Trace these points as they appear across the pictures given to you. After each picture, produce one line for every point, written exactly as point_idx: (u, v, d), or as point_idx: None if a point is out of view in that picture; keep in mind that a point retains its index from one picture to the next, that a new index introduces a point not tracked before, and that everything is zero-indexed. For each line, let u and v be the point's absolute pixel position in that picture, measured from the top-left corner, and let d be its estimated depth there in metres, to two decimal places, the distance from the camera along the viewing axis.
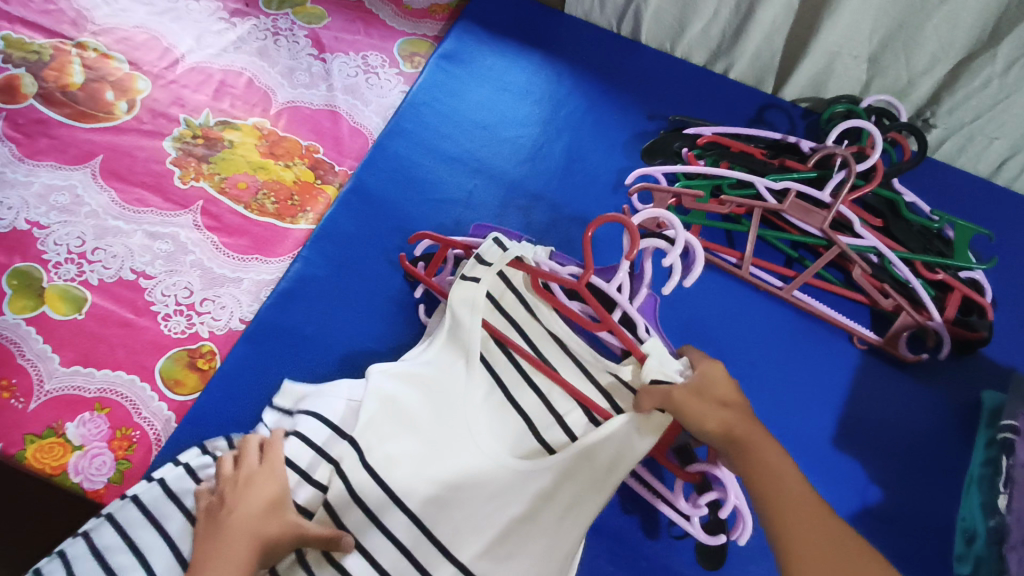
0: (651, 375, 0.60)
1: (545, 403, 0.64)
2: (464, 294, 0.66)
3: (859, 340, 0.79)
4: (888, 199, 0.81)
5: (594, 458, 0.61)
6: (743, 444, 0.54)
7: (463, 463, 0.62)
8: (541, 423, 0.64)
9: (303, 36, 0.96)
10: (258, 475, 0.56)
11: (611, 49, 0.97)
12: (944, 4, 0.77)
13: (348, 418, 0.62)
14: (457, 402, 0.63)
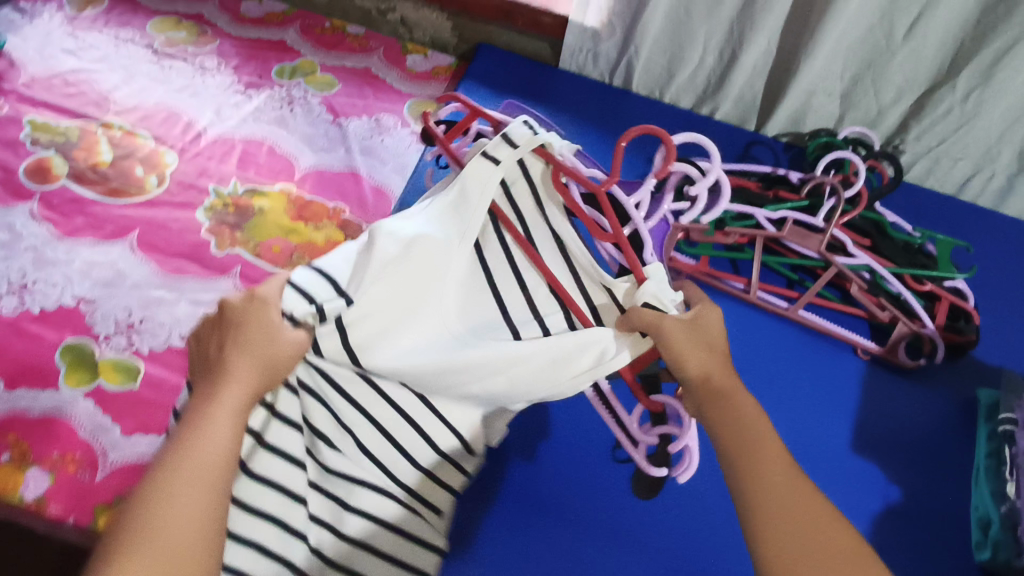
0: (646, 297, 0.64)
1: (523, 291, 0.69)
2: (483, 169, 0.68)
3: (863, 352, 0.86)
4: (874, 220, 0.89)
5: (560, 354, 0.64)
6: (719, 394, 0.60)
7: (431, 336, 0.64)
8: (512, 300, 0.68)
9: (317, 103, 1.01)
10: (253, 328, 0.58)
11: (605, 99, 1.04)
12: (906, 43, 0.86)
13: (354, 280, 0.62)
14: (443, 271, 0.65)
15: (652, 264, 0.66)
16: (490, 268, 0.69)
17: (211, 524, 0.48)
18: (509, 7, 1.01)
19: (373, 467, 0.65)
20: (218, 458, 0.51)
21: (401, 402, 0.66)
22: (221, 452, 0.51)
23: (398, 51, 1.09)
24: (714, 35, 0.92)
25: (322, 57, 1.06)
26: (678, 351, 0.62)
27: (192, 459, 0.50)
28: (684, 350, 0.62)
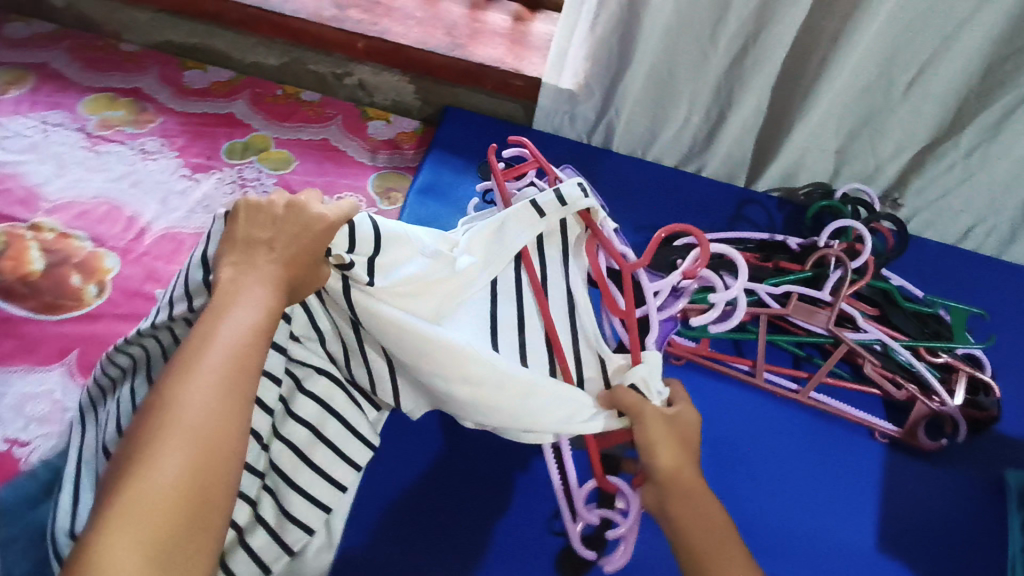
0: (633, 380, 0.61)
1: (521, 334, 0.64)
2: (527, 220, 0.65)
3: (881, 434, 0.80)
4: (883, 288, 0.83)
5: (535, 394, 0.59)
6: (686, 488, 0.55)
7: (417, 308, 0.60)
8: (503, 328, 0.64)
9: (273, 185, 0.92)
10: (291, 227, 0.53)
11: (585, 160, 0.96)
12: (906, 100, 0.80)
13: (390, 240, 0.59)
14: (451, 298, 0.63)
15: (652, 352, 0.63)
16: (494, 301, 0.65)
17: (240, 411, 0.43)
18: (478, 71, 0.91)
19: (332, 392, 0.66)
20: (250, 347, 0.46)
21: (375, 370, 0.64)
22: (254, 338, 0.46)
23: (357, 118, 1.01)
24: (700, 95, 0.85)
25: (275, 130, 0.98)
26: (650, 443, 0.57)
27: (223, 341, 0.45)
28: (658, 440, 0.57)
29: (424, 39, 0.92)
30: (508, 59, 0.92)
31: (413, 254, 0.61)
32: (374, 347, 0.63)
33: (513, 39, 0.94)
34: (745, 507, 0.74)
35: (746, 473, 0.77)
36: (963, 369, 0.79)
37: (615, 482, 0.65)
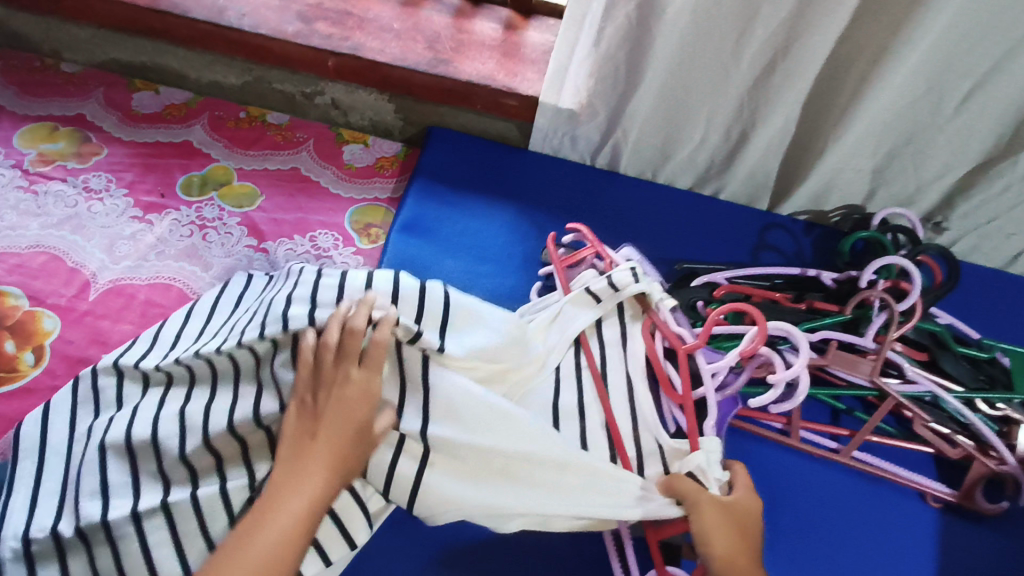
0: (690, 468, 0.58)
1: (582, 422, 0.62)
2: (583, 305, 0.66)
3: (934, 498, 0.70)
4: (932, 332, 0.74)
5: (600, 482, 0.57)
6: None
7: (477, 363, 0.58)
8: (566, 416, 0.62)
9: (236, 225, 0.82)
10: (358, 388, 0.54)
11: (589, 185, 0.85)
12: (957, 117, 0.70)
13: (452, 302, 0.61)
14: (517, 387, 0.62)
15: (712, 439, 0.59)
16: (557, 386, 0.64)
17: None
18: (465, 89, 0.81)
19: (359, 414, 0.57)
20: (299, 526, 0.50)
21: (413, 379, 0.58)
22: (305, 519, 0.50)
23: (332, 142, 0.90)
24: (720, 113, 0.75)
25: (238, 159, 0.86)
26: (707, 532, 0.53)
27: (271, 527, 0.49)
28: (715, 527, 0.53)
29: (403, 56, 0.81)
30: (499, 75, 0.81)
31: (480, 324, 0.61)
32: (414, 416, 0.57)
33: (504, 52, 0.83)
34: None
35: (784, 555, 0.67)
36: None
37: (680, 571, 0.57)
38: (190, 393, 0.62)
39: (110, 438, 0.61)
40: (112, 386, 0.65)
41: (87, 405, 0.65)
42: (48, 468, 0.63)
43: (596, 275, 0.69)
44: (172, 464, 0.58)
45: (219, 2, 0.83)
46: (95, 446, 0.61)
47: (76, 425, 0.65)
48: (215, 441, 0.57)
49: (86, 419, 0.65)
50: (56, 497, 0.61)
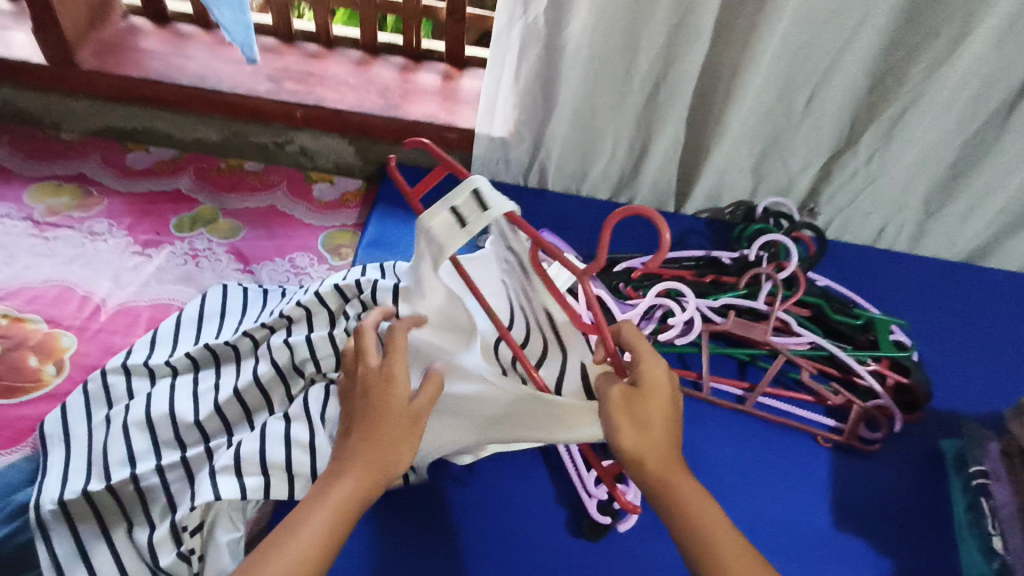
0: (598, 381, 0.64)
1: None
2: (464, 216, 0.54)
3: (824, 439, 0.84)
4: (815, 304, 0.88)
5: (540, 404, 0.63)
6: (661, 476, 0.58)
7: None
8: None
9: (224, 253, 0.95)
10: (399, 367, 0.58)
11: (523, 201, 1.01)
12: (806, 119, 0.87)
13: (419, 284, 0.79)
14: None
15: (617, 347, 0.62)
16: None
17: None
18: (413, 127, 0.97)
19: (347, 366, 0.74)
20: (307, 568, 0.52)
21: None
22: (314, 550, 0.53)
23: (302, 182, 1.05)
24: (622, 130, 0.93)
25: (221, 201, 1.01)
26: (630, 438, 0.58)
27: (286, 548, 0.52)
28: (621, 422, 0.58)
29: (359, 104, 0.97)
30: (441, 115, 0.97)
31: None
32: None
33: (443, 97, 1.00)
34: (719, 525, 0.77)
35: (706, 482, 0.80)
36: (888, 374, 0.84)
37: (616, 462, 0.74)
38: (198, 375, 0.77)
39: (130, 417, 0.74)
40: (121, 382, 0.78)
41: (102, 398, 0.78)
42: (72, 449, 0.74)
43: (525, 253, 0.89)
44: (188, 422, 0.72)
45: (199, 70, 0.98)
46: (116, 425, 0.74)
47: (92, 416, 0.76)
48: (223, 406, 0.73)
49: (100, 410, 0.77)
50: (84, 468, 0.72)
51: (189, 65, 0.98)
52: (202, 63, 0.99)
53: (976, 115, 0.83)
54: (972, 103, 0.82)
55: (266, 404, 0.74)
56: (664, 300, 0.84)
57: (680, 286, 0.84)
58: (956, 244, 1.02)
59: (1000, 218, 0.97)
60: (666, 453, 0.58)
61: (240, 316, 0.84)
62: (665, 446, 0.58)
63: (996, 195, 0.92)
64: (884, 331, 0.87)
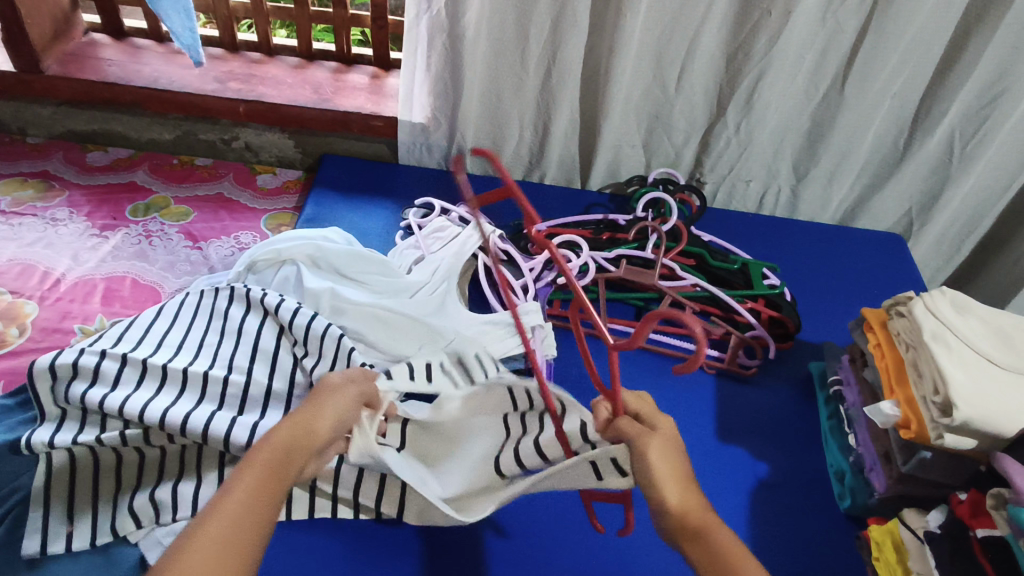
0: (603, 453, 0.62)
1: (443, 307, 0.92)
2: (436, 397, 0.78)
3: (709, 366, 0.95)
4: (696, 252, 1.02)
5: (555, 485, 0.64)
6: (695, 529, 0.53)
7: (373, 290, 0.92)
8: (433, 307, 0.91)
9: (175, 233, 1.06)
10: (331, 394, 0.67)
11: (446, 182, 1.14)
12: (678, 95, 1.04)
13: (363, 258, 0.94)
14: (404, 291, 0.93)
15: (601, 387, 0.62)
16: (431, 293, 0.93)
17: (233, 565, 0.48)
18: (344, 117, 1.10)
19: (288, 304, 0.85)
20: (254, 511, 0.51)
21: (323, 298, 0.88)
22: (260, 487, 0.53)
23: (247, 174, 1.17)
24: (526, 113, 1.07)
25: (173, 190, 1.12)
26: (653, 472, 0.55)
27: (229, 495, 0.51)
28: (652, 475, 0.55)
29: (295, 99, 1.10)
30: (369, 106, 1.11)
31: (375, 261, 0.94)
32: (313, 357, 0.83)
33: (371, 92, 1.14)
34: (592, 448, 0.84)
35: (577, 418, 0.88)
36: (759, 308, 0.97)
37: None
38: (192, 360, 0.82)
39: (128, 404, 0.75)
40: (102, 364, 0.78)
41: (78, 373, 0.77)
42: (46, 411, 0.77)
43: (445, 221, 1.02)
44: (195, 417, 0.75)
45: (152, 74, 1.11)
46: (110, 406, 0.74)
47: (71, 389, 0.76)
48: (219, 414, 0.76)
49: (81, 385, 0.76)
50: (74, 419, 0.77)
51: (143, 71, 1.12)
52: (156, 69, 1.12)
53: (818, 84, 1.01)
54: (813, 72, 1.00)
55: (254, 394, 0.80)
56: (562, 250, 0.97)
57: (576, 238, 0.98)
58: (829, 207, 1.18)
59: (859, 180, 1.14)
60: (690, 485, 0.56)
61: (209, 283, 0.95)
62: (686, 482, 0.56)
63: (848, 157, 1.09)
64: (756, 274, 1.00)
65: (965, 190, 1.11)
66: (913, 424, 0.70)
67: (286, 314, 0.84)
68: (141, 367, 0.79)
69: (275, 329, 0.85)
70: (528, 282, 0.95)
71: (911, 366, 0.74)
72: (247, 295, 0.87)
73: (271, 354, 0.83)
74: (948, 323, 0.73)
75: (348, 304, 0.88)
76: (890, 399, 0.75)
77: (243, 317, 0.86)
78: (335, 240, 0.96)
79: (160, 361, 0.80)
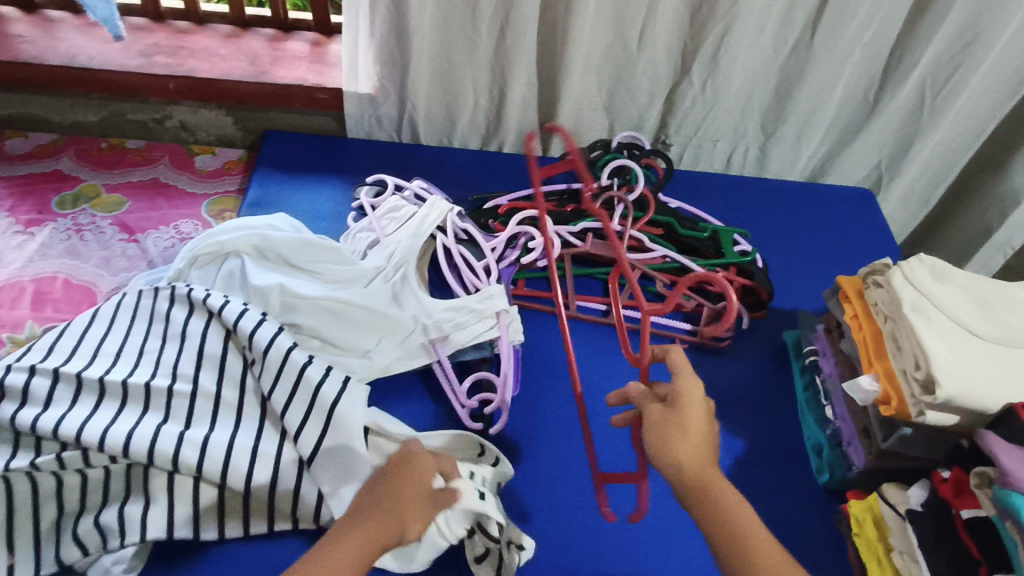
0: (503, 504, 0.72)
1: (398, 298, 0.87)
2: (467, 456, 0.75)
3: (681, 341, 0.92)
4: (665, 222, 0.97)
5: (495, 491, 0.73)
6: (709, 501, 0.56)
7: (323, 281, 0.87)
8: (392, 298, 0.86)
9: (107, 225, 0.98)
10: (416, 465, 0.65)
11: (400, 153, 1.07)
12: (642, 54, 0.98)
13: (310, 247, 0.87)
14: (359, 279, 0.88)
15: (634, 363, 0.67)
16: (387, 280, 0.88)
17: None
18: (284, 91, 1.02)
19: (232, 306, 0.80)
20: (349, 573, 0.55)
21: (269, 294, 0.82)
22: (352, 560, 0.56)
23: (183, 155, 1.09)
24: (481, 78, 1.00)
25: (103, 178, 1.04)
26: (657, 442, 0.59)
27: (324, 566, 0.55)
28: (668, 434, 0.59)
29: (230, 72, 1.02)
30: (311, 77, 1.03)
31: (324, 249, 0.88)
32: (262, 362, 0.78)
33: (313, 61, 1.06)
34: (572, 431, 0.83)
35: (556, 398, 0.86)
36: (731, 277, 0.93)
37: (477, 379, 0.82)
38: (133, 369, 0.76)
39: (63, 425, 0.69)
40: (34, 384, 0.72)
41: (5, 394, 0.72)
42: None
43: (399, 200, 0.96)
44: (137, 435, 0.70)
45: (70, 50, 1.02)
46: (43, 428, 0.69)
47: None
48: (164, 430, 0.71)
49: (11, 407, 0.71)
50: (6, 442, 0.71)
51: (60, 47, 1.02)
52: (73, 44, 1.03)
53: (787, 37, 0.96)
54: (780, 25, 0.95)
55: (203, 407, 0.75)
56: (524, 228, 0.92)
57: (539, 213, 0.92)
58: (797, 164, 1.14)
59: (829, 135, 1.10)
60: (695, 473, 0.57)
61: (147, 281, 0.88)
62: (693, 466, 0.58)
63: (818, 112, 1.05)
64: (727, 242, 0.96)
65: (935, 141, 1.08)
66: (894, 401, 0.68)
67: (232, 319, 0.79)
68: (76, 383, 0.73)
69: (222, 333, 0.80)
70: (490, 263, 0.89)
71: (890, 338, 0.71)
72: (189, 298, 0.81)
73: (219, 362, 0.78)
74: (927, 295, 0.70)
75: (297, 299, 0.82)
76: (869, 373, 0.72)
77: (187, 321, 0.80)
78: (281, 225, 0.90)
79: (98, 375, 0.74)
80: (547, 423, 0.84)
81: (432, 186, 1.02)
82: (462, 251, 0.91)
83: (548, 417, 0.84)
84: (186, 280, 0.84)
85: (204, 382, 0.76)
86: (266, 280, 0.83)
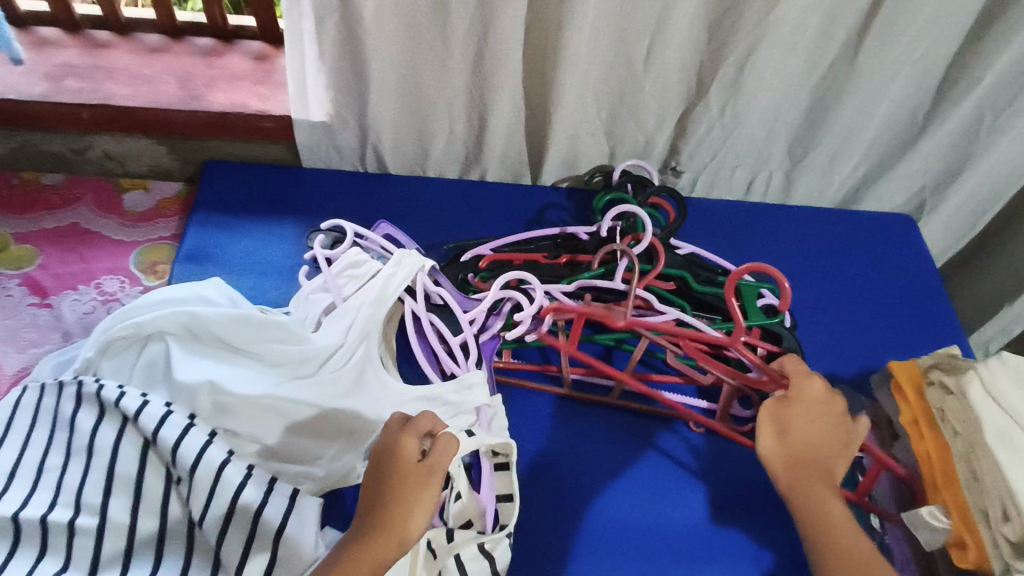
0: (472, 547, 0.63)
1: (358, 388, 0.72)
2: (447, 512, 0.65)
3: (696, 424, 0.77)
4: (676, 274, 0.81)
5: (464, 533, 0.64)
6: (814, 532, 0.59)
7: (268, 367, 0.71)
8: (350, 386, 0.72)
9: (16, 285, 0.82)
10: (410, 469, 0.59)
11: (364, 187, 0.91)
12: (649, 73, 0.81)
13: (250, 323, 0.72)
14: (312, 362, 0.72)
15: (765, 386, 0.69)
16: (347, 362, 0.73)
17: None
18: (222, 120, 0.85)
19: (149, 412, 0.64)
20: None
21: (198, 392, 0.67)
22: None
23: (110, 192, 0.92)
24: (456, 103, 0.84)
25: (13, 224, 0.88)
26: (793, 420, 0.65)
27: None
28: (767, 427, 0.66)
29: (155, 97, 0.85)
30: (252, 102, 0.87)
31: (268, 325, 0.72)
32: (187, 483, 0.63)
33: (256, 81, 0.89)
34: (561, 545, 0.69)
35: (545, 501, 0.71)
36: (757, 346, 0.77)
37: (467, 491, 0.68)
38: (29, 498, 0.63)
39: None
40: None
41: None
42: None
43: (360, 253, 0.80)
44: None
45: None
46: None
47: None
48: None
49: None
50: None
51: None
52: None
53: (824, 52, 0.80)
54: (817, 39, 0.78)
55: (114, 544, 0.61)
56: (508, 292, 0.76)
57: (524, 274, 0.76)
58: (829, 190, 0.98)
59: (867, 158, 0.94)
60: (802, 457, 0.63)
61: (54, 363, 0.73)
62: (803, 454, 0.63)
63: (856, 134, 0.88)
64: (751, 298, 0.80)
65: (992, 167, 0.92)
66: (971, 551, 0.55)
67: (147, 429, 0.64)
68: None
69: (138, 444, 0.65)
70: (469, 339, 0.75)
71: (964, 461, 0.58)
72: (97, 397, 0.66)
73: (134, 482, 0.63)
74: (1015, 414, 0.56)
75: (232, 397, 0.67)
76: (934, 501, 0.59)
77: (95, 428, 0.65)
78: (217, 295, 0.74)
79: None
80: (530, 537, 0.69)
81: (402, 233, 0.86)
82: (433, 322, 0.75)
83: (536, 530, 0.69)
84: (97, 372, 0.69)
85: (115, 511, 0.62)
86: (194, 374, 0.68)
